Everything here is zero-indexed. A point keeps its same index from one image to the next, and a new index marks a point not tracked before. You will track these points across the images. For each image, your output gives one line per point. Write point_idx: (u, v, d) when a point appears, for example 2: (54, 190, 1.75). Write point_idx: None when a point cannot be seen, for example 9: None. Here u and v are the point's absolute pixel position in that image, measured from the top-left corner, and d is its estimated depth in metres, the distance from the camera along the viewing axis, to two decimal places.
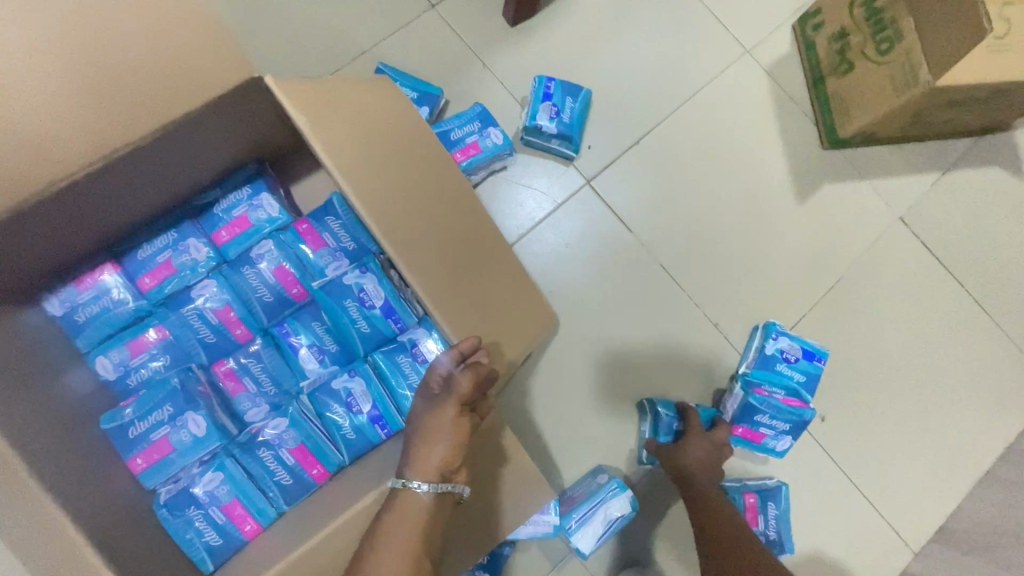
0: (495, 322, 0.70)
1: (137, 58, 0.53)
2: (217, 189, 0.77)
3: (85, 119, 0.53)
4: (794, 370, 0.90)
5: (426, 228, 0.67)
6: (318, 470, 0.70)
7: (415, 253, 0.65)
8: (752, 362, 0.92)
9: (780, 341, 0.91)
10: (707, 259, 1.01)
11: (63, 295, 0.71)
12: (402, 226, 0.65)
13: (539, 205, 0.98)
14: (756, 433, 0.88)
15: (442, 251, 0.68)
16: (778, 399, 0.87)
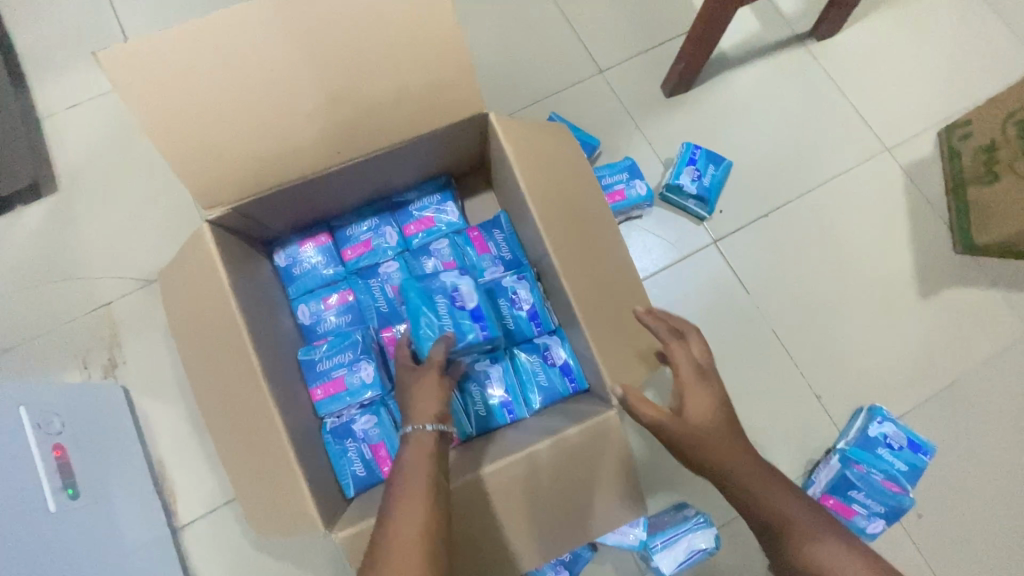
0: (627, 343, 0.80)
1: (409, 90, 0.73)
2: (413, 192, 0.95)
3: (367, 127, 0.74)
4: (897, 458, 0.92)
5: (583, 251, 0.80)
6: (450, 435, 0.82)
7: (572, 269, 0.78)
8: (852, 440, 0.95)
9: (887, 427, 0.93)
10: (817, 332, 1.05)
11: (288, 251, 0.91)
12: (566, 245, 0.79)
13: (665, 253, 1.08)
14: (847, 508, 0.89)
15: (594, 272, 0.80)
16: (876, 479, 0.89)
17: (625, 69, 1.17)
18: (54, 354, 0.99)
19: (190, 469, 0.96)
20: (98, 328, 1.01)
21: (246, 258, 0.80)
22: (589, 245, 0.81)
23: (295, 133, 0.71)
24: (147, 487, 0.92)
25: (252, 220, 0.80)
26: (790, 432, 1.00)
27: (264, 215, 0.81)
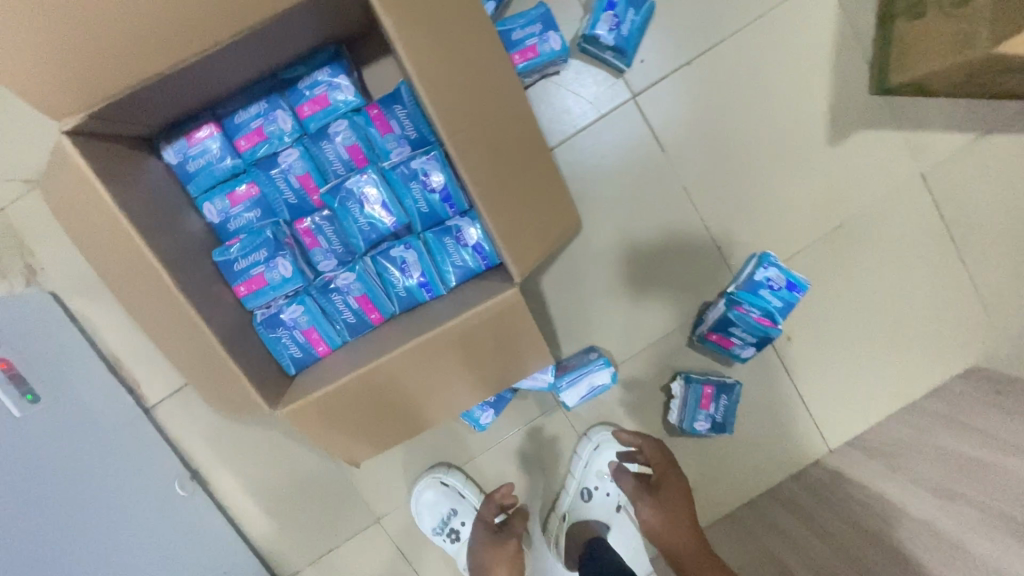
0: (532, 221, 0.84)
1: None
2: (301, 66, 0.86)
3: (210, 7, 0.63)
4: (777, 297, 1.04)
5: (481, 135, 0.78)
6: (375, 315, 0.90)
7: (473, 156, 0.77)
8: (741, 284, 1.07)
9: (771, 271, 1.04)
10: (726, 185, 1.10)
11: (176, 146, 0.85)
12: (462, 132, 0.76)
13: (583, 112, 1.05)
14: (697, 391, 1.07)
15: (493, 156, 0.79)
16: (753, 317, 1.03)
17: None
18: None
19: (146, 360, 1.03)
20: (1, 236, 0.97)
21: (126, 166, 0.76)
22: (487, 127, 0.78)
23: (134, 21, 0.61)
24: (108, 380, 1.00)
25: (117, 122, 0.72)
26: (690, 280, 1.12)
27: (132, 113, 0.73)
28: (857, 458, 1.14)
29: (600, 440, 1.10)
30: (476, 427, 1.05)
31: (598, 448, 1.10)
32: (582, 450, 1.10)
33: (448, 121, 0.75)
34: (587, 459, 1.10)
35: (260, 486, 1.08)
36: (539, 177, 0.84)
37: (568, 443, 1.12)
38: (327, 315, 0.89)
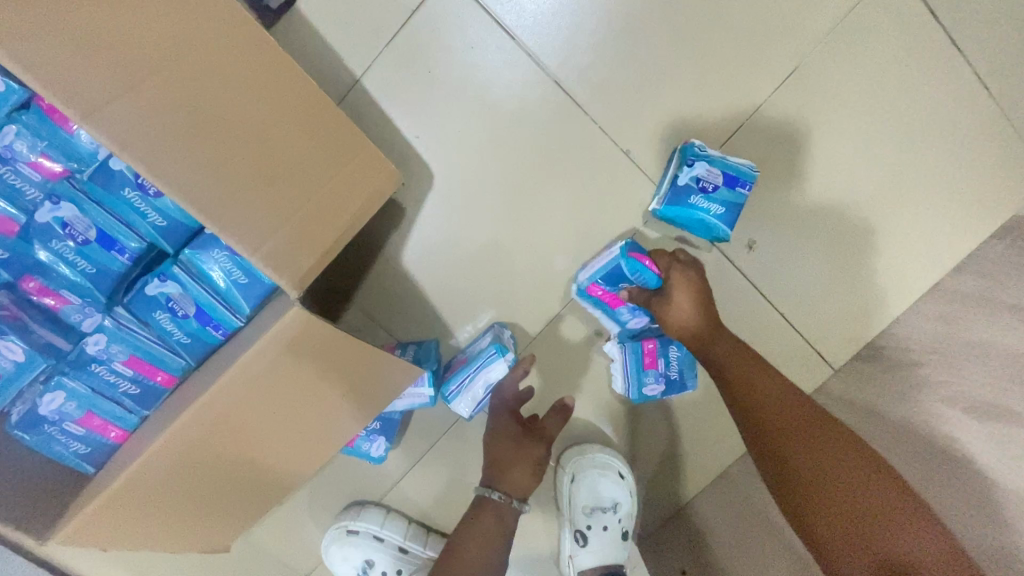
0: (311, 202, 0.59)
1: None
2: None
3: None
4: (711, 202, 0.76)
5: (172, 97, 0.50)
6: (163, 376, 0.68)
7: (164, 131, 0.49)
8: (664, 196, 0.78)
9: (698, 166, 0.75)
10: (614, 63, 0.80)
11: None
12: (130, 101, 0.47)
13: (390, 15, 0.76)
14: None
15: (207, 122, 0.52)
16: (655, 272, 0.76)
17: None
18: None
19: None
20: None
21: None
22: (176, 82, 0.50)
23: None
24: None
25: None
26: (602, 203, 0.84)
27: None
28: (870, 373, 0.88)
29: (577, 470, 0.87)
30: (371, 461, 0.83)
31: (578, 480, 0.88)
32: (560, 486, 0.89)
33: (88, 86, 0.45)
34: (568, 496, 0.88)
35: None
36: (303, 139, 0.58)
37: None
38: (102, 393, 0.67)
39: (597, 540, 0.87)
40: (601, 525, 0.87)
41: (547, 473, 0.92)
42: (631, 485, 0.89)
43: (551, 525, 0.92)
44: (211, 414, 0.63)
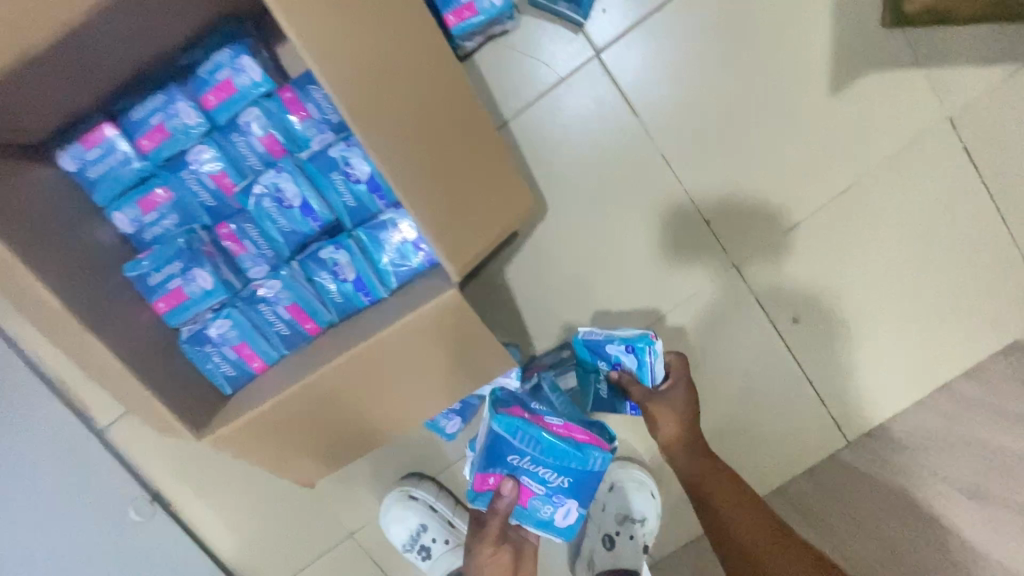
0: (468, 220, 0.73)
1: None
2: (199, 51, 0.75)
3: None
4: (609, 397, 0.85)
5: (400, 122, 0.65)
6: (311, 325, 0.81)
7: (388, 141, 0.63)
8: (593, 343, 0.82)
9: (624, 364, 0.81)
10: (714, 149, 0.94)
11: (70, 152, 0.76)
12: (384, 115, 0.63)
13: (539, 76, 0.91)
14: (524, 492, 0.71)
15: (416, 144, 0.67)
16: (548, 428, 0.69)
17: None
18: None
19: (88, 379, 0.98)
20: None
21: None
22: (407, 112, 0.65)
23: None
24: (55, 408, 0.95)
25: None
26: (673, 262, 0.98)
27: None
28: (876, 448, 1.02)
29: (617, 479, 0.99)
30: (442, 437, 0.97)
31: (616, 488, 0.99)
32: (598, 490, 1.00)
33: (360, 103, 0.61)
34: (604, 499, 0.99)
35: (218, 505, 1.03)
36: (470, 167, 0.73)
37: None
38: (260, 328, 0.80)
39: (623, 546, 0.96)
40: (629, 532, 0.97)
41: None
42: (658, 504, 1.00)
43: (581, 527, 1.02)
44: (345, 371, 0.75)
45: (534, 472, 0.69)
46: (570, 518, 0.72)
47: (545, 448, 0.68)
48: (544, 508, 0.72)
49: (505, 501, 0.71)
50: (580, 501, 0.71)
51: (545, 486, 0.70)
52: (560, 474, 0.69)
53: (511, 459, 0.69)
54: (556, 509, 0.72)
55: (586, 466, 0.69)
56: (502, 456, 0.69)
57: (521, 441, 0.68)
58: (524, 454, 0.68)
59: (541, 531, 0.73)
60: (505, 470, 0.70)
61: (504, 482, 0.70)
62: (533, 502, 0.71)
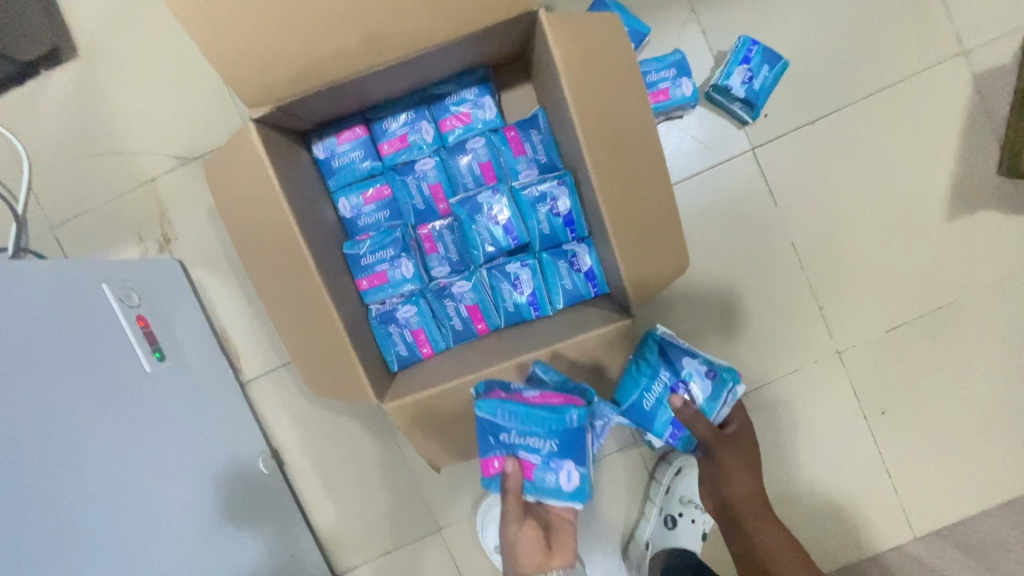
0: (647, 269, 0.83)
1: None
2: (450, 85, 0.91)
3: (420, 22, 0.69)
4: (654, 410, 0.80)
5: (615, 181, 0.79)
6: (482, 326, 0.93)
7: (603, 195, 0.79)
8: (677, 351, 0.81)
9: (693, 387, 0.80)
10: (837, 246, 1.08)
11: (325, 143, 0.91)
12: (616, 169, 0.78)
13: (700, 156, 1.06)
14: (525, 466, 0.72)
15: (623, 199, 0.80)
16: (524, 399, 0.72)
17: None
18: (105, 228, 1.07)
19: (250, 334, 1.10)
20: (145, 203, 1.07)
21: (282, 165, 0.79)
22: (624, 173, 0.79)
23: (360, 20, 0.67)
24: (217, 354, 1.07)
25: (299, 114, 0.81)
26: (784, 338, 1.09)
27: (303, 110, 0.80)
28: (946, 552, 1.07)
29: (682, 466, 1.06)
30: None
31: (680, 473, 1.07)
32: (662, 474, 1.07)
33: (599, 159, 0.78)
34: (668, 483, 1.06)
35: (327, 474, 1.12)
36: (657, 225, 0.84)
37: (639, 483, 1.09)
38: (437, 318, 0.93)
39: (684, 527, 1.06)
40: (689, 513, 1.06)
41: (649, 463, 1.09)
42: None
43: (639, 497, 1.09)
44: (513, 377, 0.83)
45: (524, 443, 0.71)
46: (574, 479, 0.70)
47: (522, 417, 0.71)
48: (548, 479, 0.71)
49: (511, 480, 0.72)
50: (579, 460, 0.70)
51: (538, 455, 0.70)
52: (548, 441, 0.70)
53: (502, 437, 0.72)
54: (559, 475, 0.70)
55: (568, 424, 0.70)
56: (494, 435, 0.73)
57: (504, 417, 0.72)
58: (508, 430, 0.72)
59: (557, 501, 0.71)
60: (502, 449, 0.73)
61: (504, 461, 0.72)
62: (536, 473, 0.71)
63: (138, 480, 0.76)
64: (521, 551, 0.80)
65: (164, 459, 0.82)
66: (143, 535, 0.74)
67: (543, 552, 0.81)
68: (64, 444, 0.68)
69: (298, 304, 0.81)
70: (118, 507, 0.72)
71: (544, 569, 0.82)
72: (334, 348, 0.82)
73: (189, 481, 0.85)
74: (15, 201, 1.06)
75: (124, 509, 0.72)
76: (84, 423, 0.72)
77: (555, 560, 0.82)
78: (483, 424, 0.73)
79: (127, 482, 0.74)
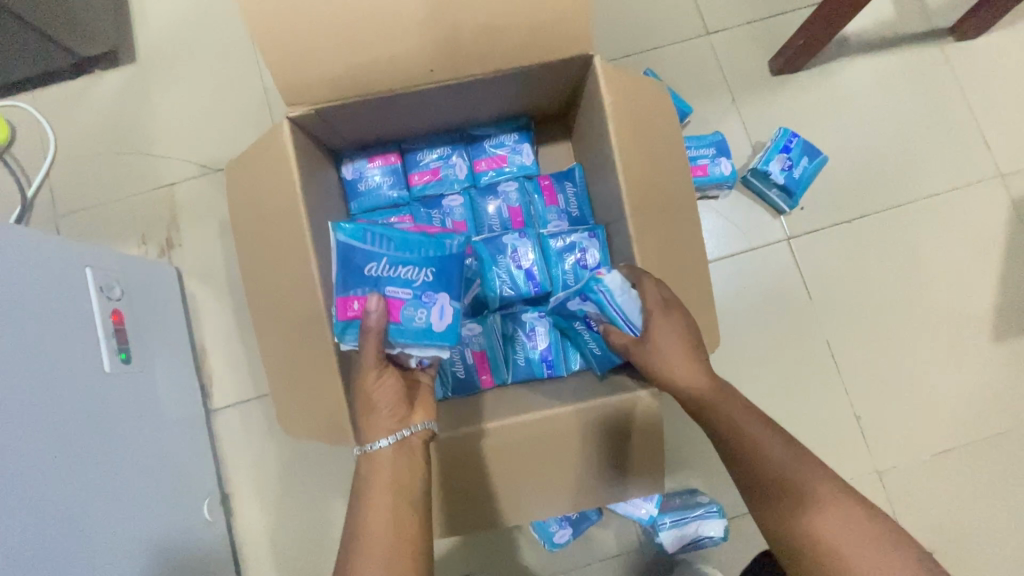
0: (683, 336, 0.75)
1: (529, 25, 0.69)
2: (491, 127, 0.90)
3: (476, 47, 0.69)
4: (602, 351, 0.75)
5: (653, 234, 0.75)
6: (487, 377, 0.83)
7: (641, 247, 0.75)
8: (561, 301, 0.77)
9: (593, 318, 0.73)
10: (876, 351, 1.00)
11: (355, 164, 0.89)
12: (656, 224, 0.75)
13: (734, 238, 1.03)
14: (393, 306, 0.64)
15: (660, 256, 0.75)
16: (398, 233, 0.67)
17: (734, 35, 1.08)
18: (111, 224, 1.02)
19: (231, 357, 1.01)
20: (159, 206, 1.03)
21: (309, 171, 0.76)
22: (664, 227, 0.75)
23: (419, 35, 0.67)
24: (189, 371, 0.97)
25: (338, 126, 0.80)
26: (818, 447, 0.97)
27: (342, 124, 0.80)
28: None
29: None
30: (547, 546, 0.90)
31: None
32: None
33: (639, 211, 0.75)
34: None
35: (281, 533, 0.96)
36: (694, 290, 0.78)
37: None
38: None
39: None
40: None
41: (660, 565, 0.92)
42: None
43: None
44: (516, 442, 0.71)
45: (394, 276, 0.64)
46: (447, 312, 0.65)
47: (398, 244, 0.65)
48: (417, 316, 0.64)
49: (374, 319, 0.62)
50: (452, 290, 0.66)
51: (410, 287, 0.64)
52: (416, 266, 0.65)
53: (370, 271, 0.64)
54: (430, 311, 0.65)
55: (445, 253, 0.67)
56: (360, 271, 0.64)
57: (376, 245, 0.65)
58: (380, 262, 0.65)
59: (425, 344, 0.65)
60: (366, 287, 0.64)
61: (367, 299, 0.63)
62: (405, 313, 0.64)
63: (49, 496, 0.62)
64: (378, 407, 0.64)
65: (90, 477, 0.69)
66: (34, 566, 0.59)
67: (407, 407, 0.65)
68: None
69: (294, 318, 0.74)
70: (18, 523, 0.58)
71: (405, 425, 0.64)
72: (320, 374, 0.73)
73: (111, 512, 0.71)
74: (28, 186, 1.03)
75: (23, 529, 0.58)
76: (16, 410, 0.61)
77: (416, 416, 0.66)
78: (348, 269, 0.65)
79: (37, 494, 0.61)
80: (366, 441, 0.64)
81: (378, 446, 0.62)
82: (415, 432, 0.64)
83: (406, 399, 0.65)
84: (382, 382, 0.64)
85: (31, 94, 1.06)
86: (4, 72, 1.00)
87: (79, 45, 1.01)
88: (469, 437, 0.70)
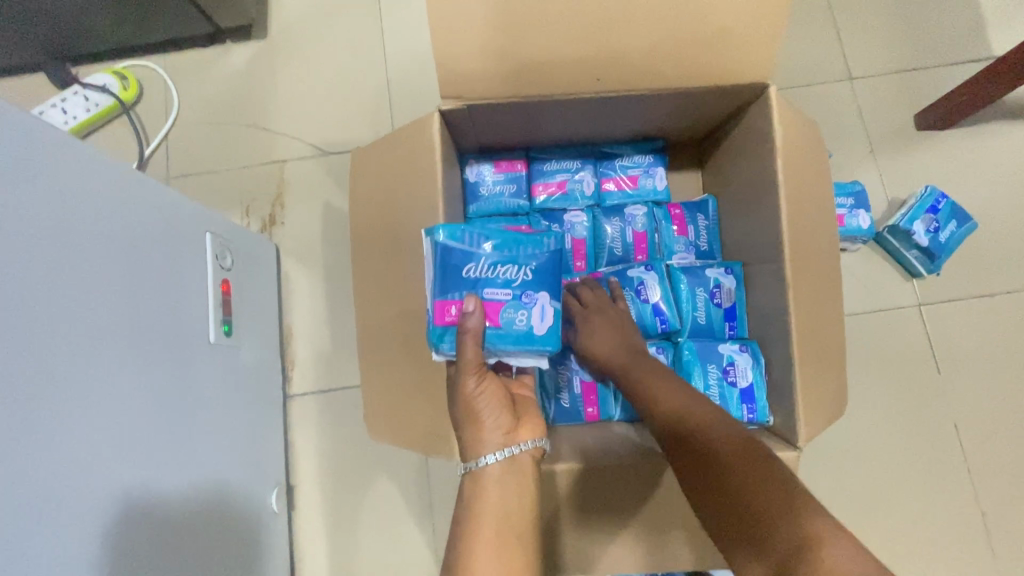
0: (832, 400, 0.67)
1: (705, 46, 0.65)
2: (625, 147, 0.87)
3: (645, 62, 0.65)
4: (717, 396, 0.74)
5: (807, 282, 0.69)
6: (592, 410, 0.77)
7: (796, 295, 0.67)
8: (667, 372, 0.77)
9: None
10: (1008, 443, 0.90)
11: (478, 167, 0.85)
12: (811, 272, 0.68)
13: (861, 295, 0.95)
14: (492, 310, 0.57)
15: (812, 307, 0.68)
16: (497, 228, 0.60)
17: (879, 83, 1.03)
18: (218, 194, 1.02)
19: (315, 344, 0.98)
20: (267, 182, 1.03)
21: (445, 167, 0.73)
22: (817, 276, 0.69)
23: (590, 42, 0.63)
24: (274, 352, 0.94)
25: (477, 126, 0.77)
26: (932, 538, 0.88)
27: (481, 125, 0.77)
28: None
29: None
30: None
31: None
32: None
33: (795, 254, 0.68)
34: None
35: (341, 536, 0.92)
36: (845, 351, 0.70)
37: None
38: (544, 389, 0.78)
39: None
40: None
41: None
42: None
43: None
44: (636, 491, 0.63)
45: (492, 277, 0.58)
46: (546, 323, 0.58)
47: (502, 240, 0.58)
48: (518, 319, 0.58)
49: (471, 321, 0.55)
50: (545, 292, 0.59)
51: (512, 287, 0.58)
52: (530, 268, 0.59)
53: (468, 272, 0.58)
54: (531, 314, 0.58)
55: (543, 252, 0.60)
56: (458, 271, 0.58)
57: (471, 238, 0.58)
58: (477, 261, 0.58)
59: (527, 351, 0.58)
60: (463, 289, 0.57)
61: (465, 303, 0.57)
62: (505, 315, 0.57)
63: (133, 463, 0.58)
64: (485, 415, 0.55)
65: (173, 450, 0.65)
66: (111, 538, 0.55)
67: (508, 412, 0.56)
68: (76, 384, 0.52)
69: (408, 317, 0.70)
70: (83, 494, 0.52)
71: (514, 441, 0.55)
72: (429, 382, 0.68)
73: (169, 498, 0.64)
74: (146, 145, 1.04)
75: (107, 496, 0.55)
76: (95, 370, 0.54)
77: (525, 429, 0.56)
78: (439, 269, 0.58)
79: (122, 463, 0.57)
80: (472, 456, 0.55)
81: (486, 463, 0.53)
82: (525, 450, 0.54)
83: (506, 402, 0.56)
84: (485, 389, 0.56)
85: (165, 57, 1.08)
86: (144, 33, 1.02)
87: (221, 16, 1.03)
88: (585, 478, 0.63)
